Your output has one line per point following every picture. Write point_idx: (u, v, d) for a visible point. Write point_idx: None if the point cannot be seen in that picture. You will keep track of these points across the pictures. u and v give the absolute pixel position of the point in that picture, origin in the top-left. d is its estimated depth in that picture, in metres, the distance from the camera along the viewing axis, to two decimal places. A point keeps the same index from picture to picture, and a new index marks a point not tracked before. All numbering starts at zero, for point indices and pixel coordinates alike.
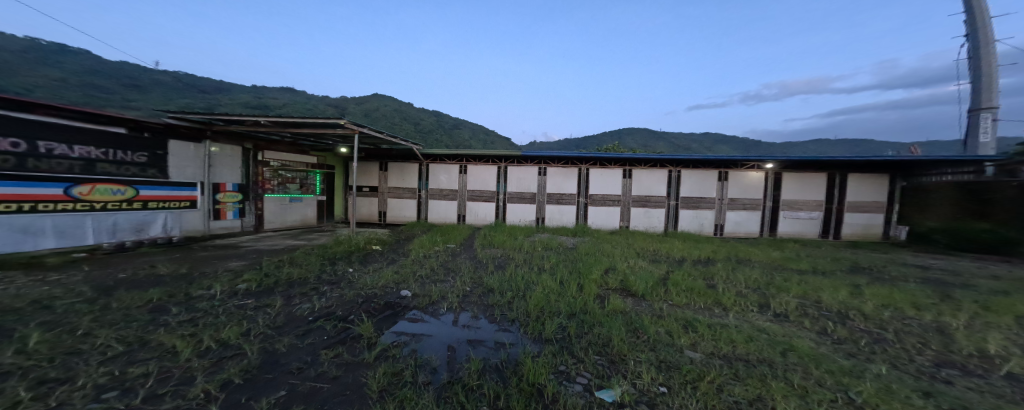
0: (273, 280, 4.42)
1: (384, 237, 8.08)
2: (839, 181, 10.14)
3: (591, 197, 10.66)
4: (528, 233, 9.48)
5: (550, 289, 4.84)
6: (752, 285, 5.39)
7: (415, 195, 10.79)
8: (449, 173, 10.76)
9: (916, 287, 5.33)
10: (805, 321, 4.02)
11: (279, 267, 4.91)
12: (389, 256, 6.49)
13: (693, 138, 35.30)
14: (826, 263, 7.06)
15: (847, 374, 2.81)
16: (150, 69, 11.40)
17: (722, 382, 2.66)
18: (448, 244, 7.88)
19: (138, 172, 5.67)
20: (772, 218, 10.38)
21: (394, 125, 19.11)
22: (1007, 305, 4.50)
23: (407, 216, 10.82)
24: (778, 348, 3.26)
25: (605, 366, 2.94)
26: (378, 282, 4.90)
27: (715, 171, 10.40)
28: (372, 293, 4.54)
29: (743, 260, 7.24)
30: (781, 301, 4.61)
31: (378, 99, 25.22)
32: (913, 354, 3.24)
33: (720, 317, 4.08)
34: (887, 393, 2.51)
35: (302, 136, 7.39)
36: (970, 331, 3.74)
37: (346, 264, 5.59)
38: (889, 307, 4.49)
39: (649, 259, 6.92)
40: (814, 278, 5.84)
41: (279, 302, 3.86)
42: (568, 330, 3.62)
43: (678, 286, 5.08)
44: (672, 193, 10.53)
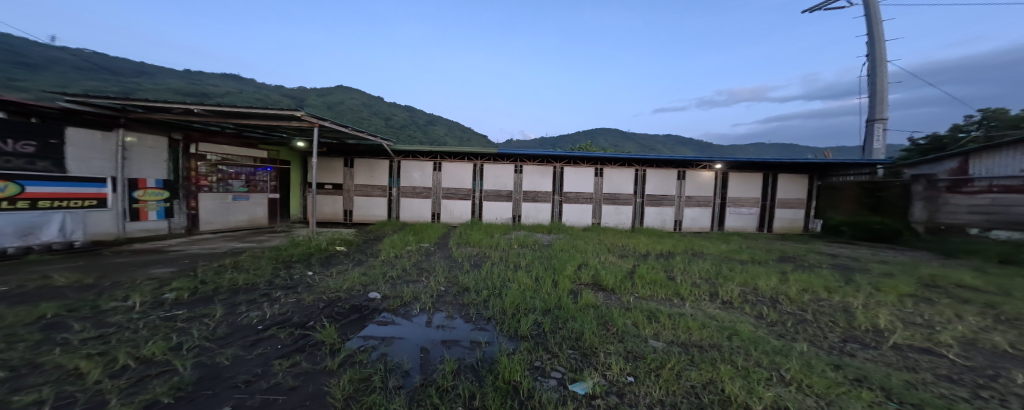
0: (211, 287, 3.97)
1: (351, 237, 7.59)
2: (772, 180, 10.99)
3: (565, 195, 10.77)
4: (505, 231, 9.36)
5: (524, 286, 4.77)
6: (705, 276, 5.66)
7: (386, 194, 10.29)
8: (423, 171, 10.39)
9: (826, 272, 5.92)
10: (745, 307, 4.25)
11: (219, 273, 4.41)
12: (355, 257, 6.10)
13: (659, 139, 37.07)
14: (762, 253, 7.64)
15: (779, 353, 2.99)
16: (57, 49, 9.88)
17: (680, 368, 2.73)
18: (422, 243, 7.56)
19: (23, 166, 4.79)
20: (720, 214, 11.05)
21: (360, 120, 18.17)
22: (912, 286, 5.08)
23: (376, 214, 10.31)
24: (724, 333, 3.41)
25: (579, 360, 2.91)
26: (343, 285, 4.57)
27: (674, 170, 10.89)
28: (336, 296, 4.22)
29: (698, 252, 7.63)
30: (727, 289, 4.86)
31: (344, 91, 23.92)
32: (827, 332, 3.53)
33: (677, 306, 4.22)
34: (808, 368, 2.72)
35: (250, 128, 6.73)
36: (866, 309, 4.15)
37: (304, 267, 5.15)
38: (807, 291, 4.87)
39: (617, 254, 7.06)
40: (754, 267, 6.28)
41: (221, 311, 3.47)
42: (543, 326, 3.56)
43: (643, 280, 5.21)
44: (638, 191, 10.87)
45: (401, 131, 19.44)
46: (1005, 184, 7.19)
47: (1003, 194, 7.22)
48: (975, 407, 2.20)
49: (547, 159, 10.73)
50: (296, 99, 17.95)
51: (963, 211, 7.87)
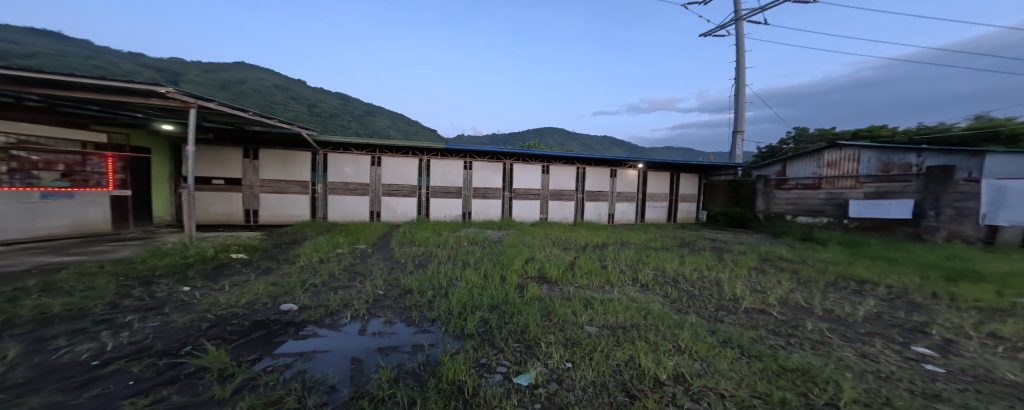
0: (4, 319, 2.82)
1: (253, 242, 6.31)
2: (675, 178, 12.28)
3: (515, 191, 10.63)
4: (455, 229, 8.81)
5: (470, 284, 4.44)
6: (629, 262, 6.03)
7: (307, 191, 8.94)
8: (359, 166, 9.26)
9: (710, 253, 6.77)
10: (658, 289, 4.50)
11: (14, 301, 3.16)
12: (260, 265, 5.06)
13: (600, 140, 39.52)
14: (670, 240, 8.50)
15: (678, 326, 3.20)
16: None
17: (608, 349, 2.70)
18: (356, 244, 6.66)
19: None
20: (642, 207, 12.02)
21: (274, 106, 15.61)
22: (790, 260, 6.03)
23: (295, 214, 8.89)
24: (641, 313, 3.54)
25: (523, 352, 2.70)
26: (242, 298, 3.67)
27: (608, 169, 11.53)
28: (230, 313, 3.32)
29: (625, 242, 8.17)
30: (644, 274, 5.15)
31: (254, 72, 20.55)
32: (705, 303, 3.92)
33: (608, 292, 4.34)
34: (696, 336, 2.95)
35: (80, 103, 5.12)
36: (729, 281, 4.76)
37: (175, 283, 4.04)
38: (698, 270, 5.43)
39: (563, 248, 7.15)
40: (665, 252, 6.89)
41: (20, 351, 2.43)
42: (490, 322, 3.26)
43: (581, 269, 5.30)
44: (580, 187, 11.28)
45: (328, 119, 17.22)
46: (804, 183, 9.74)
47: (803, 190, 9.77)
48: (790, 353, 2.69)
49: (487, 156, 10.42)
50: (179, 77, 14.66)
51: (782, 203, 10.37)
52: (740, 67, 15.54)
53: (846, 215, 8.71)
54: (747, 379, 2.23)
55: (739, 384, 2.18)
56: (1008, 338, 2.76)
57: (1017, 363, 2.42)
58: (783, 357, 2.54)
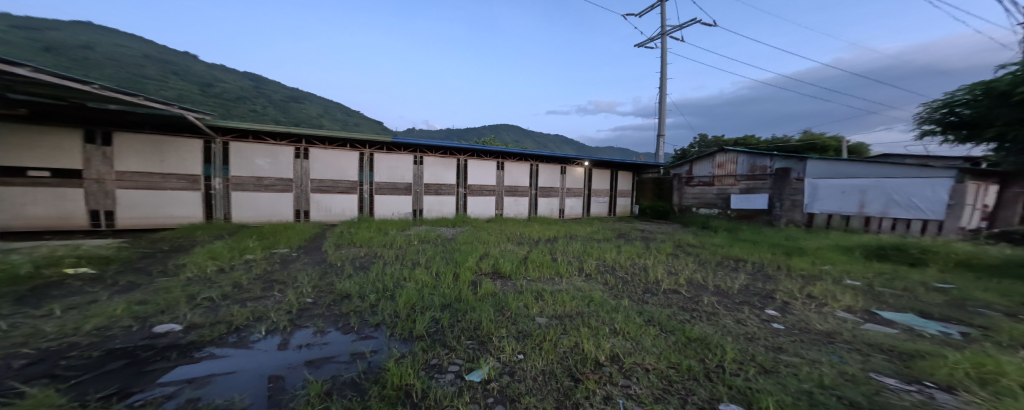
0: None
1: (118, 253, 5.12)
2: (614, 175, 13.23)
3: (469, 187, 10.50)
4: (406, 227, 8.35)
5: (420, 284, 4.03)
6: (576, 254, 6.42)
7: (198, 187, 7.46)
8: (280, 159, 8.16)
9: (645, 243, 7.49)
10: (601, 278, 4.82)
11: None
12: (122, 281, 3.99)
13: (551, 138, 40.70)
14: (609, 232, 9.20)
15: (614, 311, 3.47)
16: None
17: (557, 338, 2.76)
18: (275, 249, 5.86)
19: None
20: (587, 202, 12.76)
21: (151, 75, 12.33)
22: (710, 245, 6.92)
23: (179, 215, 7.29)
24: (584, 301, 3.73)
25: (476, 349, 2.59)
26: (85, 323, 2.64)
27: (558, 166, 12.06)
28: (65, 344, 2.34)
29: (572, 235, 8.59)
30: (588, 264, 5.48)
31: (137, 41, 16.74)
32: (635, 288, 4.39)
33: (558, 283, 4.49)
34: (628, 319, 3.22)
35: None
36: (652, 267, 5.37)
37: None
38: (631, 259, 5.97)
39: (516, 243, 7.21)
40: (606, 244, 7.43)
41: None
42: (442, 322, 3.03)
43: (533, 262, 5.34)
44: (532, 183, 11.57)
45: (238, 102, 14.45)
46: (703, 181, 11.55)
47: (703, 187, 11.54)
48: (691, 324, 3.19)
49: (424, 148, 9.74)
50: None
51: (689, 197, 12.06)
52: (663, 79, 17.40)
53: (730, 207, 10.68)
54: (664, 352, 2.53)
55: (659, 358, 2.44)
56: (818, 297, 3.68)
57: (821, 314, 3.22)
58: (688, 329, 2.97)
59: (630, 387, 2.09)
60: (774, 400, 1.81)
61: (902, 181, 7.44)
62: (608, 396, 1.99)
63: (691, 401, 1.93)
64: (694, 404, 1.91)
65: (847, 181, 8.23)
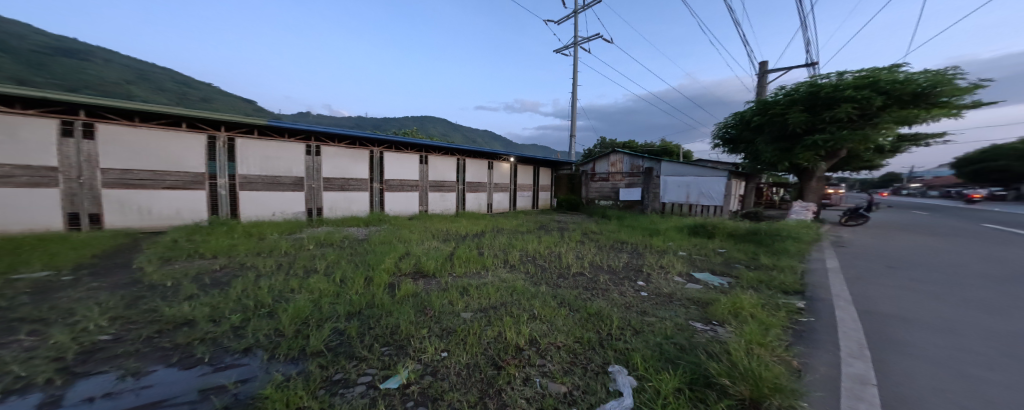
0: None
1: None
2: (536, 171, 13.55)
3: (387, 182, 9.22)
4: (301, 230, 7.00)
5: (315, 294, 3.16)
6: (502, 247, 5.77)
7: None
8: (23, 139, 5.22)
9: (569, 233, 7.78)
10: (525, 267, 4.46)
11: None
12: None
13: (478, 132, 39.91)
14: (531, 224, 9.32)
15: (530, 297, 3.17)
16: None
17: (481, 329, 2.42)
18: (44, 270, 3.80)
19: None
20: (513, 197, 12.65)
21: None
22: (623, 232, 7.54)
23: None
24: (504, 290, 3.29)
25: (394, 354, 2.12)
26: None
27: (486, 161, 11.59)
28: None
29: (498, 229, 8.14)
30: (513, 256, 4.95)
31: None
32: (552, 273, 4.29)
33: (483, 277, 3.87)
34: (542, 301, 3.07)
35: None
36: (565, 253, 5.50)
37: None
38: (554, 248, 5.93)
39: (442, 239, 6.35)
40: (529, 235, 7.22)
41: None
42: (348, 332, 2.40)
43: (459, 259, 4.54)
44: (459, 178, 10.85)
45: None
46: (602, 176, 13.08)
47: (603, 182, 13.06)
48: (591, 301, 3.24)
49: (327, 136, 8.19)
50: None
51: (593, 191, 13.49)
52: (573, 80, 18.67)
53: (619, 198, 12.48)
54: (573, 329, 2.48)
55: (570, 336, 2.36)
56: (664, 266, 4.66)
57: (670, 282, 3.99)
58: (589, 306, 2.98)
59: (546, 365, 2.00)
60: (640, 355, 2.07)
61: (708, 179, 10.36)
62: (526, 378, 1.86)
63: (589, 368, 1.97)
64: (590, 371, 1.95)
65: (684, 177, 10.86)
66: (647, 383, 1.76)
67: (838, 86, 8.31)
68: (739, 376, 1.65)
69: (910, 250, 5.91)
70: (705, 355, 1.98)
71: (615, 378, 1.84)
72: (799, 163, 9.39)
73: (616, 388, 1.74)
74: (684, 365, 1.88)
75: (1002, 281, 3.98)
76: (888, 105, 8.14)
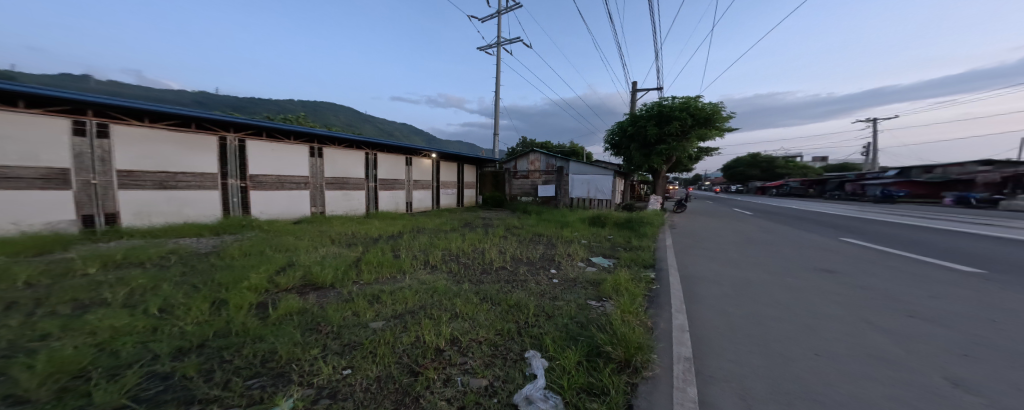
0: None
1: None
2: (461, 168, 13.44)
3: (250, 179, 7.52)
4: (65, 247, 4.66)
5: (102, 334, 2.10)
6: (423, 247, 5.59)
7: None
8: None
9: (494, 229, 7.95)
10: (448, 266, 4.43)
11: None
12: None
13: (394, 124, 37.25)
14: (456, 222, 9.16)
15: (450, 295, 3.16)
16: None
17: (395, 336, 2.25)
18: None
19: None
20: (436, 195, 12.28)
21: None
22: (542, 225, 8.05)
23: None
24: (425, 292, 3.21)
25: (267, 386, 1.70)
26: None
27: (403, 157, 10.92)
28: None
29: (420, 228, 7.82)
30: (435, 256, 4.86)
31: None
32: (475, 270, 4.36)
33: (397, 282, 3.67)
34: (464, 299, 3.07)
35: None
36: (490, 249, 5.63)
37: None
38: (477, 245, 5.98)
39: (346, 245, 5.60)
40: (453, 234, 7.09)
41: None
42: (179, 374, 1.75)
43: (369, 264, 4.21)
44: (370, 174, 9.96)
45: None
46: (523, 174, 13.66)
47: (524, 180, 13.64)
48: (512, 293, 3.41)
49: (122, 114, 5.94)
50: None
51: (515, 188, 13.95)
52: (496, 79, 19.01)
53: (537, 194, 13.25)
54: (494, 322, 2.55)
55: (492, 329, 2.41)
56: (571, 254, 5.15)
57: (579, 268, 4.40)
58: (510, 298, 3.13)
59: (467, 362, 1.97)
60: (549, 337, 2.26)
61: (598, 175, 12.19)
62: (446, 378, 1.79)
63: (508, 357, 2.02)
64: (509, 360, 2.00)
65: (584, 175, 12.34)
66: (555, 362, 1.92)
67: (672, 107, 10.84)
68: (617, 343, 1.99)
69: (747, 231, 7.70)
70: (598, 330, 2.26)
71: (530, 362, 1.94)
72: (654, 165, 11.67)
73: (532, 371, 1.84)
74: (583, 340, 2.14)
75: (788, 249, 5.56)
76: (705, 124, 10.81)
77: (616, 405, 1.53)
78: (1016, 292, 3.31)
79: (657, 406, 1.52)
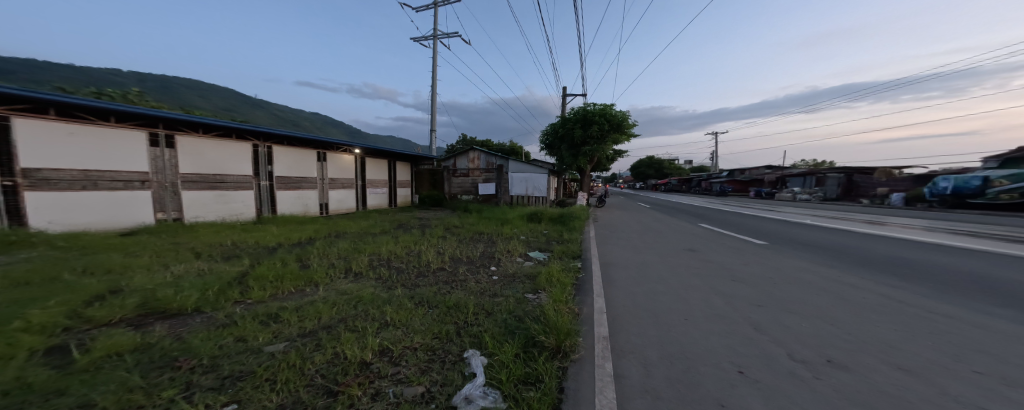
0: None
1: None
2: (392, 166, 12.70)
3: (26, 176, 5.10)
4: None
5: None
6: (343, 254, 5.06)
7: None
8: None
9: (428, 230, 7.66)
10: (374, 272, 4.09)
11: None
12: None
13: None
14: (388, 224, 8.66)
15: (380, 303, 2.94)
16: None
17: (306, 356, 1.96)
18: None
19: None
20: (362, 195, 11.29)
21: None
22: (476, 225, 8.02)
23: None
24: (350, 303, 2.92)
25: None
26: None
27: (313, 151, 9.48)
28: None
29: (341, 233, 7.06)
30: (360, 262, 4.48)
31: None
32: (410, 274, 4.14)
33: (305, 296, 3.10)
34: (396, 306, 2.89)
35: None
36: (427, 250, 5.45)
37: None
38: (409, 247, 5.72)
39: (222, 259, 4.41)
40: (384, 237, 6.66)
41: None
42: None
43: (261, 279, 3.40)
44: (261, 171, 8.18)
45: None
46: (462, 172, 13.40)
47: (464, 178, 13.39)
48: (452, 294, 3.35)
49: None
50: None
51: (454, 186, 13.63)
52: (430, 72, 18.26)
53: (478, 192, 13.18)
54: (432, 326, 2.46)
55: (429, 334, 2.34)
56: (509, 251, 5.25)
57: (516, 263, 4.58)
58: (449, 299, 3.08)
59: (400, 371, 1.87)
60: (487, 334, 2.29)
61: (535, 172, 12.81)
62: (376, 392, 1.67)
63: (446, 360, 1.99)
64: (447, 362, 1.97)
65: (523, 174, 12.83)
66: (493, 358, 1.95)
67: (594, 112, 11.79)
68: (549, 331, 2.12)
69: (658, 222, 8.72)
70: (536, 322, 2.33)
71: (469, 362, 1.94)
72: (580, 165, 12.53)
73: (471, 370, 1.84)
74: (520, 332, 2.21)
75: (699, 236, 6.28)
76: (620, 128, 11.92)
77: (549, 391, 1.60)
78: (836, 260, 4.43)
79: (583, 387, 1.63)
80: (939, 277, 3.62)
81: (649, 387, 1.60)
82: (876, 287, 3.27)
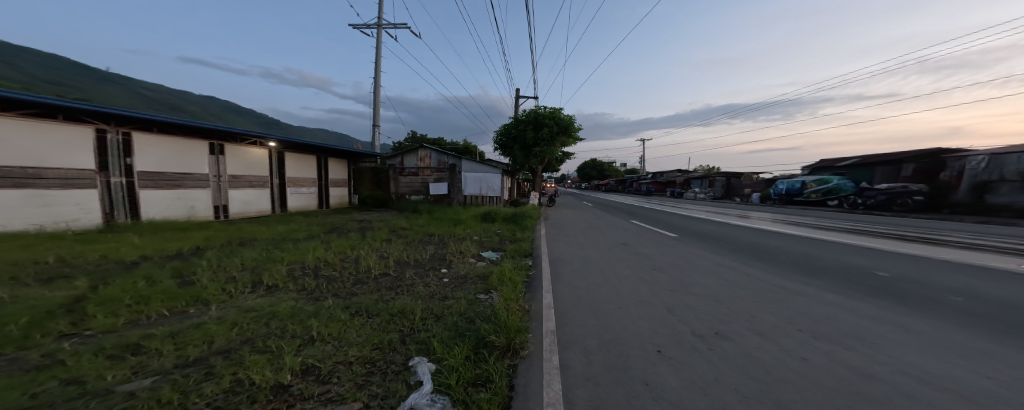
0: None
1: None
2: (322, 163, 11.67)
3: None
4: None
5: None
6: (245, 266, 4.38)
7: None
8: None
9: (362, 233, 7.16)
10: (291, 284, 3.65)
11: None
12: None
13: None
14: (317, 228, 7.90)
15: (303, 318, 2.66)
16: None
17: (188, 390, 1.65)
18: None
19: None
20: (280, 194, 10.19)
21: None
22: (418, 227, 7.72)
23: None
24: (262, 320, 2.58)
25: None
26: None
27: (204, 143, 8.19)
28: None
29: (246, 240, 6.20)
30: (273, 272, 3.97)
31: None
32: (343, 283, 3.81)
33: (187, 318, 2.64)
34: (327, 319, 2.66)
35: None
36: (366, 256, 5.09)
37: None
38: (342, 253, 5.28)
39: (36, 283, 3.46)
40: (305, 243, 6.06)
41: None
42: None
43: (103, 305, 2.77)
44: (113, 166, 6.69)
45: None
46: (411, 171, 12.78)
47: (412, 177, 12.79)
48: (393, 301, 3.17)
49: None
50: None
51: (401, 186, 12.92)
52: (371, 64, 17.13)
53: (429, 192, 12.71)
54: (370, 337, 2.30)
55: (364, 346, 2.18)
56: (462, 252, 5.15)
57: (465, 264, 4.51)
58: (392, 306, 2.92)
59: (330, 390, 1.71)
60: (435, 340, 2.20)
61: (489, 172, 12.89)
62: None
63: (387, 372, 1.87)
64: (390, 373, 1.86)
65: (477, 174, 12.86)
66: (442, 363, 1.88)
67: (544, 115, 12.19)
68: (499, 331, 2.12)
69: (593, 219, 9.23)
70: (485, 324, 2.30)
71: (415, 370, 1.85)
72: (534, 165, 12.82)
73: (417, 379, 1.75)
74: (470, 335, 2.18)
75: (637, 232, 6.80)
76: (569, 132, 12.47)
77: (500, 390, 1.60)
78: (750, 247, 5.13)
79: (533, 383, 1.64)
80: (823, 254, 4.46)
81: (592, 376, 1.66)
82: (776, 267, 3.89)
